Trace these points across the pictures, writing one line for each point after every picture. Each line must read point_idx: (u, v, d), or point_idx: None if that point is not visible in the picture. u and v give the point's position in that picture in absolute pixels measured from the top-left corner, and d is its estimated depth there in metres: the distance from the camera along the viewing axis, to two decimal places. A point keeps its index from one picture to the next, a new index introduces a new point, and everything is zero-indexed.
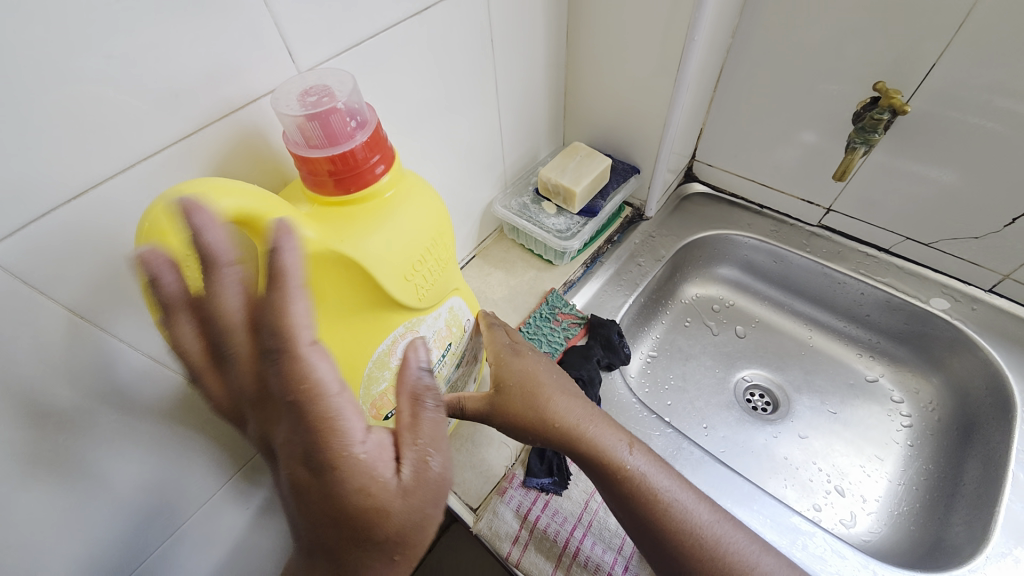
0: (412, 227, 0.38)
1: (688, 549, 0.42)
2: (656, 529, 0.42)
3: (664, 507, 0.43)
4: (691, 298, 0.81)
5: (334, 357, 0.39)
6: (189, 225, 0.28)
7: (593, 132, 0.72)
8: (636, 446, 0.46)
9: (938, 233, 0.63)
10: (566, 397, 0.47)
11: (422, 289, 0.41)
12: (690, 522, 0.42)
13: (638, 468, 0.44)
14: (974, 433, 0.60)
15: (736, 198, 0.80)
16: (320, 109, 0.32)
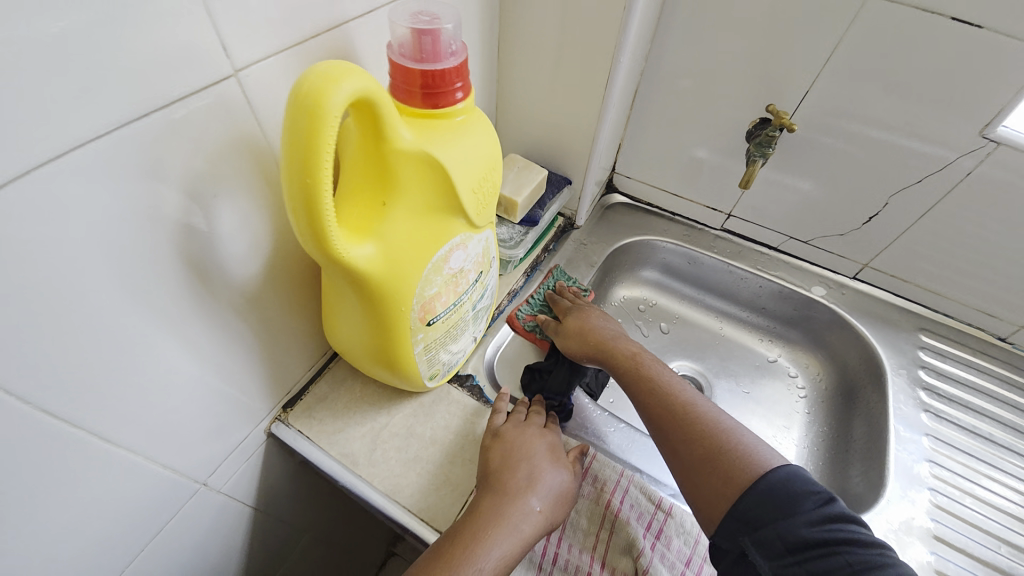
0: (485, 154, 0.42)
1: (676, 416, 0.49)
2: (657, 409, 0.51)
3: (659, 385, 0.53)
4: (621, 301, 0.87)
5: (401, 255, 0.40)
6: (341, 92, 0.29)
7: (525, 145, 0.74)
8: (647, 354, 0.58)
9: (814, 232, 0.75)
10: (612, 326, 0.63)
11: (480, 208, 0.44)
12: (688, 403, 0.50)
13: (652, 369, 0.55)
14: (855, 396, 0.72)
15: (653, 207, 0.88)
16: (433, 27, 0.36)
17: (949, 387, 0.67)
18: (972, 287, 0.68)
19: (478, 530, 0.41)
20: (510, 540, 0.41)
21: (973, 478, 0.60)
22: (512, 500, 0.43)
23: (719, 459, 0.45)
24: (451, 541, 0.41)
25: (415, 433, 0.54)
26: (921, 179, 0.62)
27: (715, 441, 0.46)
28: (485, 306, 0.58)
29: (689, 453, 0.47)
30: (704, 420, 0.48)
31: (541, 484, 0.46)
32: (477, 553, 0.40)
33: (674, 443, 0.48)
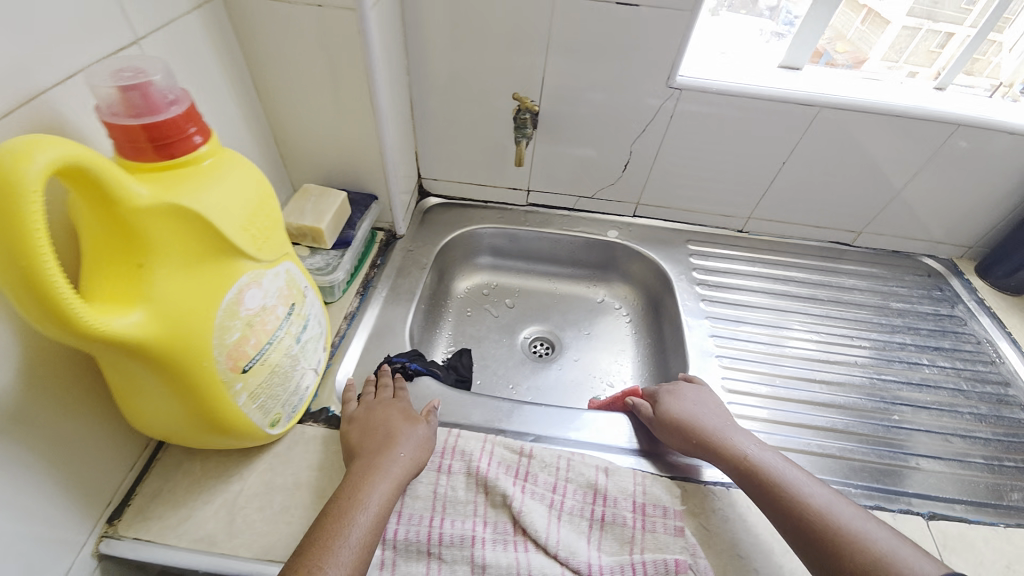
0: (246, 189, 0.42)
1: (808, 528, 0.46)
2: (766, 489, 0.49)
3: (779, 487, 0.49)
4: (464, 291, 0.93)
5: (181, 311, 0.38)
6: (31, 166, 0.28)
7: (319, 173, 0.75)
8: (757, 447, 0.53)
9: (594, 188, 0.90)
10: (717, 417, 0.57)
11: (261, 241, 0.44)
12: (795, 483, 0.49)
13: (752, 453, 0.52)
14: (660, 306, 0.88)
15: (466, 200, 0.95)
16: (138, 81, 0.38)
17: (715, 277, 0.86)
18: (707, 198, 0.89)
19: (353, 485, 0.47)
20: (387, 483, 0.47)
21: (748, 338, 0.77)
22: (386, 454, 0.50)
23: (836, 542, 0.44)
24: (335, 501, 0.45)
25: (277, 483, 0.52)
26: (645, 126, 0.79)
27: (860, 553, 0.42)
28: (316, 336, 0.57)
29: (822, 545, 0.44)
30: (811, 509, 0.46)
31: (401, 437, 0.52)
32: (355, 504, 0.45)
33: (792, 528, 0.47)
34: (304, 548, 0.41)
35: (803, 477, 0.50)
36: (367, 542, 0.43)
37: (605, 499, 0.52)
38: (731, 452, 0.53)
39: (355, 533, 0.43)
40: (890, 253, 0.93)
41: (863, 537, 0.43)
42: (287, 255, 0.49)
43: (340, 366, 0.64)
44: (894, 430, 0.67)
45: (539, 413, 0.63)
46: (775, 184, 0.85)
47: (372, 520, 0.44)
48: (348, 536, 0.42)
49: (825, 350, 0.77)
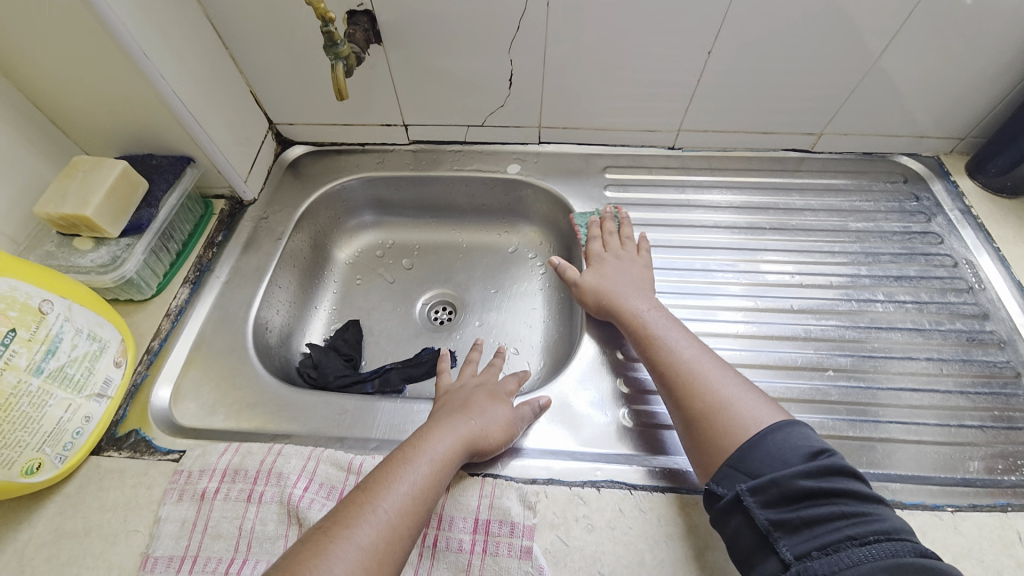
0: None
1: (680, 385, 0.47)
2: (666, 372, 0.49)
3: (657, 345, 0.51)
4: (349, 257, 0.80)
5: None
6: None
7: (112, 136, 0.60)
8: (660, 309, 0.55)
9: (482, 112, 0.73)
10: (636, 295, 0.57)
11: None
12: (689, 360, 0.48)
13: (670, 332, 0.52)
14: (571, 252, 0.74)
15: (338, 146, 0.79)
16: None
17: (632, 213, 0.71)
18: (622, 111, 0.71)
19: (420, 440, 0.45)
20: (441, 455, 0.44)
21: (665, 288, 0.64)
22: (450, 420, 0.47)
23: (710, 417, 0.44)
24: (394, 458, 0.43)
25: (65, 531, 0.45)
26: (520, 22, 0.60)
27: (713, 397, 0.45)
28: (88, 354, 0.47)
29: (692, 404, 0.45)
30: (703, 387, 0.46)
31: (479, 407, 0.49)
32: (410, 470, 0.42)
33: (677, 402, 0.47)
34: (336, 517, 0.38)
35: (707, 356, 0.49)
36: (398, 528, 0.38)
37: (442, 521, 0.43)
38: (625, 313, 0.55)
39: (396, 497, 0.40)
40: (859, 156, 0.76)
41: (735, 407, 0.44)
42: None
43: (158, 377, 0.54)
44: (849, 390, 0.55)
45: (390, 411, 0.53)
46: (703, 83, 0.67)
47: (411, 501, 0.40)
48: (384, 502, 0.39)
49: (759, 293, 0.63)
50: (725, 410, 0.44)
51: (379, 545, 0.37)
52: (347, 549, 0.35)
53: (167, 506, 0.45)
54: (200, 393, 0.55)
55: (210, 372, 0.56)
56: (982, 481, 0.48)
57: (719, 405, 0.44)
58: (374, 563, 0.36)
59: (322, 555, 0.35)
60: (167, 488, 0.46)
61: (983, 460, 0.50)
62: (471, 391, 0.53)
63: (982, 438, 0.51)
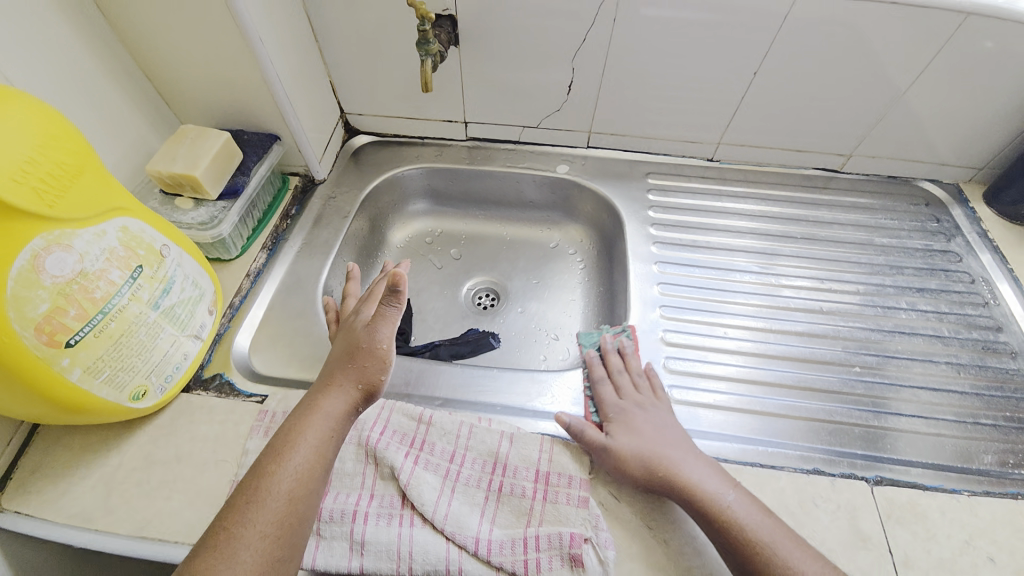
0: (25, 139, 0.34)
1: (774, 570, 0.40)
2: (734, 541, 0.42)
3: (724, 520, 0.43)
4: (401, 241, 0.85)
5: None
6: None
7: (209, 111, 0.65)
8: (717, 479, 0.46)
9: (538, 115, 0.79)
10: (673, 446, 0.48)
11: (59, 194, 0.37)
12: (766, 541, 0.41)
13: (710, 486, 0.45)
14: (611, 251, 0.79)
15: (399, 137, 0.84)
16: None
17: (673, 216, 0.76)
18: (668, 123, 0.77)
19: (295, 419, 0.44)
20: (314, 435, 0.43)
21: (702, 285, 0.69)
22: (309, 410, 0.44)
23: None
24: (274, 447, 0.42)
25: (156, 458, 0.48)
26: (586, 35, 0.67)
27: None
28: (192, 298, 0.51)
29: None
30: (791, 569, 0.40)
31: (355, 362, 0.48)
32: (287, 459, 0.41)
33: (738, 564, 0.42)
34: (237, 500, 0.39)
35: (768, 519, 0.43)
36: (291, 506, 0.40)
37: (506, 470, 0.48)
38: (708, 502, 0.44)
39: (282, 477, 0.40)
40: (886, 178, 0.81)
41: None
42: (122, 211, 0.43)
43: (239, 329, 0.59)
44: (874, 385, 0.59)
45: (455, 376, 0.57)
46: (746, 101, 0.72)
47: (297, 483, 0.40)
48: (273, 484, 0.40)
49: (789, 294, 0.68)
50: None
51: (276, 531, 0.38)
52: (249, 534, 0.37)
53: (254, 441, 0.49)
54: (275, 347, 0.59)
55: (284, 329, 0.61)
56: (993, 472, 0.53)
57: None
58: (277, 533, 0.38)
59: (230, 539, 0.37)
60: (253, 425, 0.50)
61: (995, 454, 0.54)
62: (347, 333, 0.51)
63: (996, 436, 0.56)
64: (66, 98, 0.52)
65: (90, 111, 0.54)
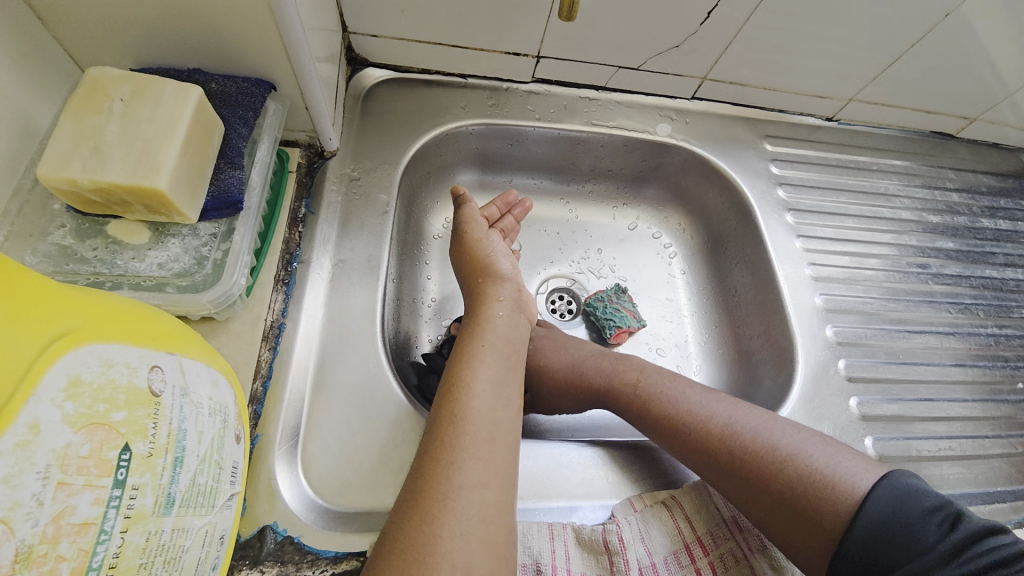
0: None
1: (721, 452, 0.38)
2: (705, 442, 0.39)
3: (669, 406, 0.42)
4: (442, 233, 0.59)
5: None
6: None
7: (133, 33, 0.34)
8: (652, 377, 0.44)
9: (645, 53, 0.55)
10: (588, 362, 0.47)
11: None
12: (721, 431, 0.39)
13: (654, 390, 0.43)
14: (722, 243, 0.63)
15: (432, 74, 0.56)
16: None
17: (804, 197, 0.61)
18: (804, 72, 0.59)
19: (444, 396, 0.35)
20: (481, 426, 0.33)
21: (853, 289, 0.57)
22: (457, 401, 0.34)
23: (798, 499, 0.35)
24: (427, 451, 0.32)
25: None
26: None
27: (789, 472, 0.35)
28: (216, 439, 0.27)
29: (724, 450, 0.38)
30: (767, 449, 0.37)
31: (492, 326, 0.41)
32: (461, 463, 0.31)
33: (724, 473, 0.38)
34: (402, 527, 0.28)
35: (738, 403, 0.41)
36: (484, 516, 0.29)
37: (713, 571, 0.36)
38: (672, 408, 0.42)
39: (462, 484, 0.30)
40: (994, 145, 0.72)
41: (832, 481, 0.34)
42: (50, 349, 0.18)
43: (276, 437, 0.36)
44: None
45: (584, 459, 0.42)
46: (913, 50, 0.56)
47: (487, 491, 0.30)
48: (453, 493, 0.30)
49: (950, 302, 0.58)
50: (810, 475, 0.35)
51: (478, 551, 0.28)
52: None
53: None
54: (347, 459, 0.37)
55: (349, 420, 0.38)
56: None
57: (799, 475, 0.35)
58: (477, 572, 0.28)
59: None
60: None
61: None
62: (479, 300, 0.44)
63: None
64: None
65: None
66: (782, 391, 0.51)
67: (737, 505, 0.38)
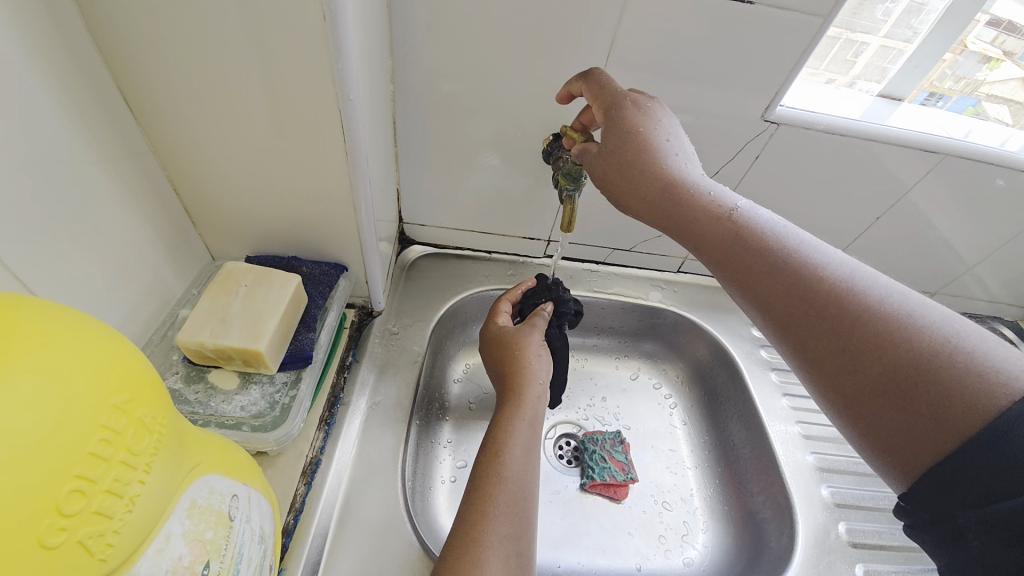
0: (83, 400, 0.19)
1: (823, 308, 0.34)
2: (810, 307, 0.35)
3: (759, 246, 0.38)
4: (461, 379, 0.67)
5: None
6: None
7: (256, 234, 0.48)
8: (743, 212, 0.40)
9: (634, 239, 0.69)
10: (679, 166, 0.42)
11: (124, 499, 0.20)
12: (838, 282, 0.34)
13: (754, 221, 0.39)
14: (717, 396, 0.69)
15: (463, 251, 0.71)
16: None
17: None
18: None
19: (469, 504, 0.39)
20: (514, 485, 0.41)
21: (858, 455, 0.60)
22: (496, 463, 0.42)
23: (923, 378, 0.30)
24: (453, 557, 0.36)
25: None
26: (718, 170, 0.60)
27: (915, 343, 0.31)
28: (257, 568, 0.32)
29: (827, 311, 0.34)
30: (897, 322, 0.32)
31: (519, 427, 0.46)
32: (494, 514, 0.38)
33: (823, 337, 0.34)
34: None
35: (875, 271, 0.35)
36: None
37: None
38: (764, 244, 0.38)
39: None
40: (960, 316, 0.80)
41: (973, 368, 0.29)
42: (189, 476, 0.25)
43: (298, 572, 0.39)
44: None
45: None
46: (854, 242, 0.69)
47: (517, 540, 0.37)
48: None
49: None
50: (949, 359, 0.30)
51: None
52: None
53: None
54: None
55: (364, 559, 0.42)
56: None
57: (937, 355, 0.30)
58: None
59: None
60: None
61: None
62: (510, 398, 0.49)
63: None
64: (66, 237, 0.34)
65: (94, 253, 0.36)
66: (785, 555, 0.52)
67: (830, 384, 0.34)
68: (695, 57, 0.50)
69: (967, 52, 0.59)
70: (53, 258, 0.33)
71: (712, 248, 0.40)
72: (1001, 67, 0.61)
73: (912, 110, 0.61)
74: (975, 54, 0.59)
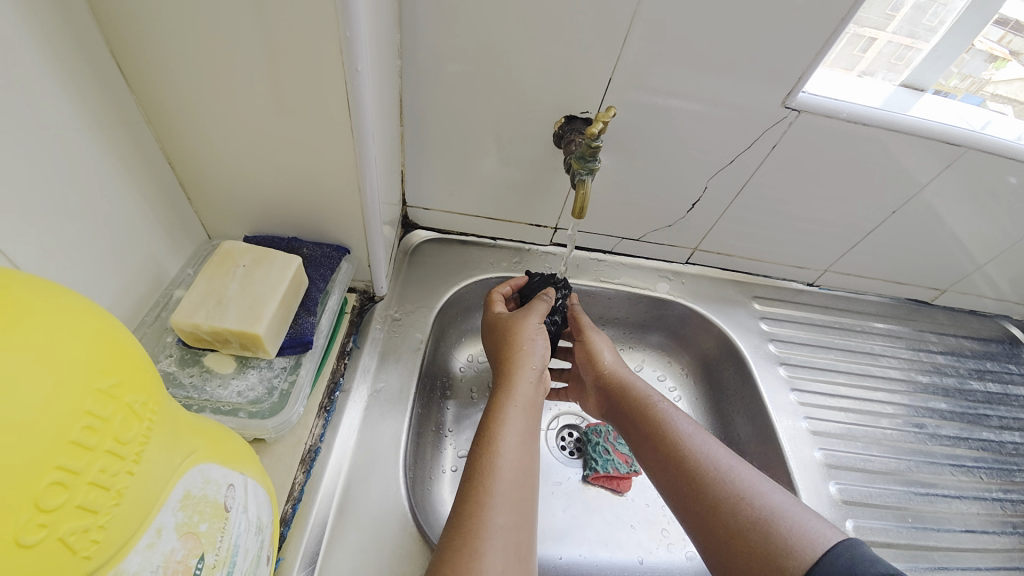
0: (64, 385, 0.17)
1: (691, 480, 0.43)
2: (677, 472, 0.44)
3: (663, 429, 0.47)
4: (464, 368, 0.65)
5: None
6: None
7: (255, 212, 0.46)
8: (664, 405, 0.50)
9: (644, 228, 0.67)
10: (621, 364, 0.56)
11: (111, 492, 0.19)
12: (704, 462, 0.44)
13: (667, 411, 0.49)
14: (723, 390, 0.68)
15: (467, 237, 0.69)
16: None
17: (795, 353, 0.68)
18: (779, 248, 0.70)
19: (466, 491, 0.38)
20: (511, 473, 0.39)
21: (867, 454, 0.61)
22: (494, 450, 0.41)
23: (748, 548, 0.38)
24: (454, 545, 0.35)
25: None
26: (734, 158, 0.58)
27: (749, 513, 0.39)
28: (254, 560, 0.30)
29: (693, 482, 0.43)
30: (737, 496, 0.41)
31: (516, 413, 0.44)
32: (497, 506, 0.37)
33: (679, 493, 0.44)
34: None
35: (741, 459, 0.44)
36: None
37: None
38: (655, 423, 0.48)
39: None
40: (969, 314, 0.79)
41: (791, 536, 0.37)
42: (183, 465, 0.23)
43: (296, 561, 0.38)
44: None
45: None
46: (868, 236, 0.67)
47: (519, 531, 0.36)
48: None
49: (953, 464, 0.63)
50: (770, 531, 0.38)
51: None
52: None
53: None
54: None
55: (364, 549, 0.41)
56: None
57: (758, 527, 0.38)
58: None
59: None
60: None
61: None
62: (505, 383, 0.47)
63: None
64: (52, 210, 0.31)
65: (83, 228, 0.34)
66: None
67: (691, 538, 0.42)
68: (719, 37, 0.47)
69: (972, 51, 0.57)
70: (38, 232, 0.31)
71: (625, 421, 0.51)
72: (1007, 67, 0.60)
73: (936, 101, 0.59)
74: (981, 53, 0.58)
